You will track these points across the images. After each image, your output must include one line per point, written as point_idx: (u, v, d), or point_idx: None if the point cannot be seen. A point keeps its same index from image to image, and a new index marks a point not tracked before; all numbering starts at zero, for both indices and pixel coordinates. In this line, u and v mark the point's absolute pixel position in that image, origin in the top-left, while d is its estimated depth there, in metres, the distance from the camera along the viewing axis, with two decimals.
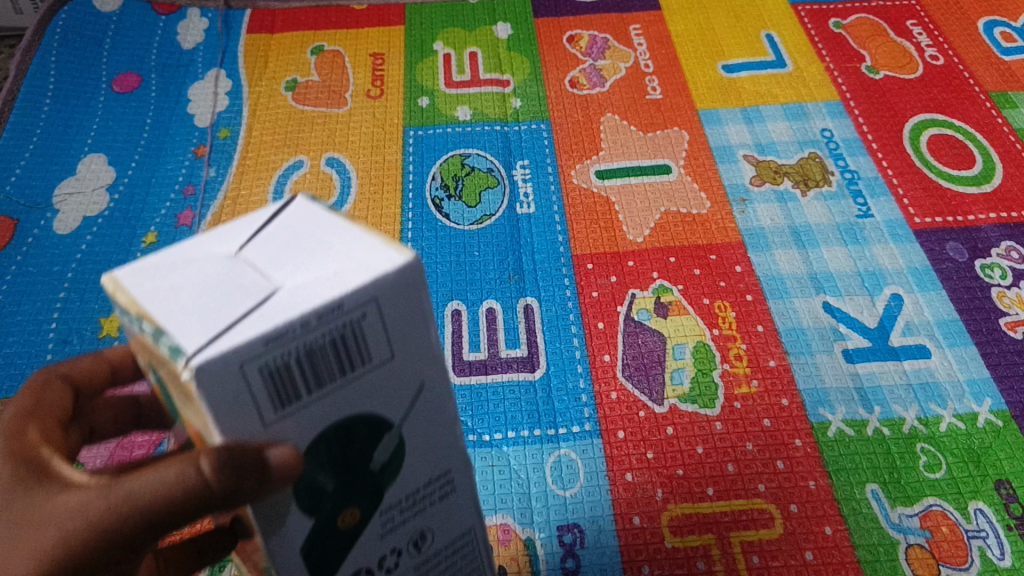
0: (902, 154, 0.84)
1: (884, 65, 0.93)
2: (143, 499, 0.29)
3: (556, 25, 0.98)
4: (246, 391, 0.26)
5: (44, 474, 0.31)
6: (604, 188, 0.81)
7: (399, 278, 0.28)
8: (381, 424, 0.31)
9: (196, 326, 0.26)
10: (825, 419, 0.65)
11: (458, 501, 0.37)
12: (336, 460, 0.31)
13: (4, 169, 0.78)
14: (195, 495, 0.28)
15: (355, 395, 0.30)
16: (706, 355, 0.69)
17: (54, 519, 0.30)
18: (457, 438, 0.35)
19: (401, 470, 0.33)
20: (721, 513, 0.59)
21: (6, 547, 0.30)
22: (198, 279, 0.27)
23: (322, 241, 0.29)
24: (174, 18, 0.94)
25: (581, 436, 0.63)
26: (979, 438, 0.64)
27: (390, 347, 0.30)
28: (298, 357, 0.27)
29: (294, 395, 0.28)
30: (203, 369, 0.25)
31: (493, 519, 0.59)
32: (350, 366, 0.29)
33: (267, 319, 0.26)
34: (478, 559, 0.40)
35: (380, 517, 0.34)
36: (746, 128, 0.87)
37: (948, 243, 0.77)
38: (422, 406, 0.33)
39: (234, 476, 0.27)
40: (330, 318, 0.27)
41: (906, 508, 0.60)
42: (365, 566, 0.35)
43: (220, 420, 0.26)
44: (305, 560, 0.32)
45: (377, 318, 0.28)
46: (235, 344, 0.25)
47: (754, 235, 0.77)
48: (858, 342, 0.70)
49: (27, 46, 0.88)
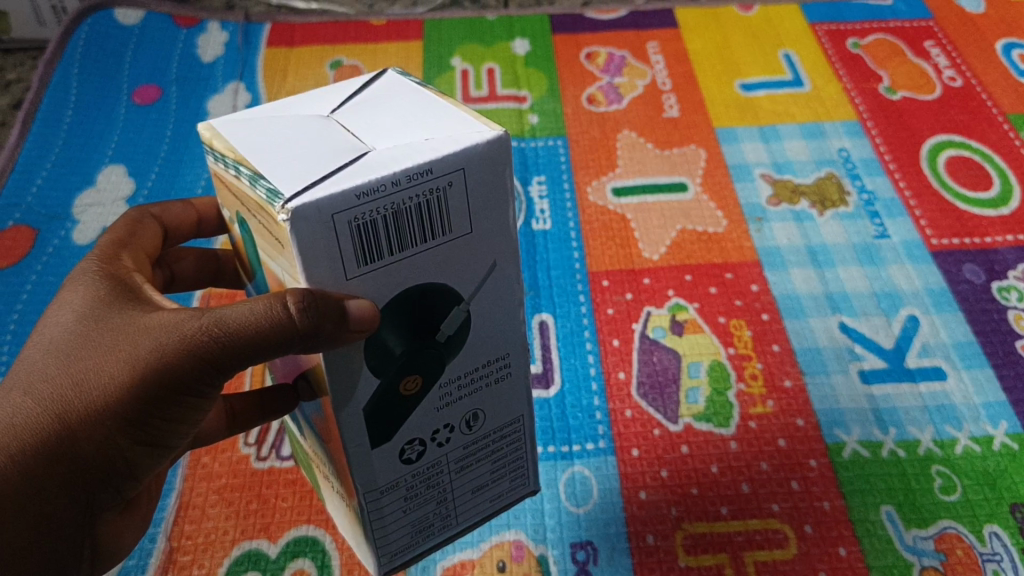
0: (920, 175, 0.84)
1: (902, 86, 0.93)
2: (234, 324, 0.35)
3: (574, 42, 0.99)
4: (336, 241, 0.31)
5: (137, 308, 0.37)
6: (621, 205, 0.81)
7: (484, 152, 0.33)
8: (454, 296, 0.36)
9: (297, 175, 0.30)
10: (840, 440, 0.65)
11: (509, 387, 0.42)
12: (408, 320, 0.35)
13: (25, 179, 0.79)
14: (278, 325, 0.33)
15: (434, 260, 0.34)
16: (722, 373, 0.69)
17: (150, 334, 0.36)
18: (518, 324, 0.40)
19: (464, 345, 0.38)
20: (735, 532, 0.59)
21: (104, 354, 0.36)
22: (299, 149, 0.32)
23: (410, 125, 0.33)
24: (196, 31, 0.95)
25: (596, 453, 0.63)
26: (995, 461, 0.63)
27: (467, 221, 0.34)
28: (385, 215, 0.31)
29: (378, 251, 0.32)
30: (301, 213, 0.29)
31: (506, 535, 0.59)
32: (432, 234, 0.33)
33: (363, 174, 0.30)
34: (520, 447, 0.46)
35: (440, 389, 0.39)
36: (763, 147, 0.87)
37: (965, 264, 0.76)
38: (491, 285, 0.37)
39: (317, 315, 0.31)
40: (419, 181, 0.31)
41: (920, 530, 0.59)
42: (421, 436, 0.40)
43: (312, 262, 0.31)
44: (370, 421, 0.37)
45: (459, 188, 0.33)
46: (332, 193, 0.29)
47: (770, 254, 0.77)
48: (874, 362, 0.70)
49: (50, 58, 0.90)
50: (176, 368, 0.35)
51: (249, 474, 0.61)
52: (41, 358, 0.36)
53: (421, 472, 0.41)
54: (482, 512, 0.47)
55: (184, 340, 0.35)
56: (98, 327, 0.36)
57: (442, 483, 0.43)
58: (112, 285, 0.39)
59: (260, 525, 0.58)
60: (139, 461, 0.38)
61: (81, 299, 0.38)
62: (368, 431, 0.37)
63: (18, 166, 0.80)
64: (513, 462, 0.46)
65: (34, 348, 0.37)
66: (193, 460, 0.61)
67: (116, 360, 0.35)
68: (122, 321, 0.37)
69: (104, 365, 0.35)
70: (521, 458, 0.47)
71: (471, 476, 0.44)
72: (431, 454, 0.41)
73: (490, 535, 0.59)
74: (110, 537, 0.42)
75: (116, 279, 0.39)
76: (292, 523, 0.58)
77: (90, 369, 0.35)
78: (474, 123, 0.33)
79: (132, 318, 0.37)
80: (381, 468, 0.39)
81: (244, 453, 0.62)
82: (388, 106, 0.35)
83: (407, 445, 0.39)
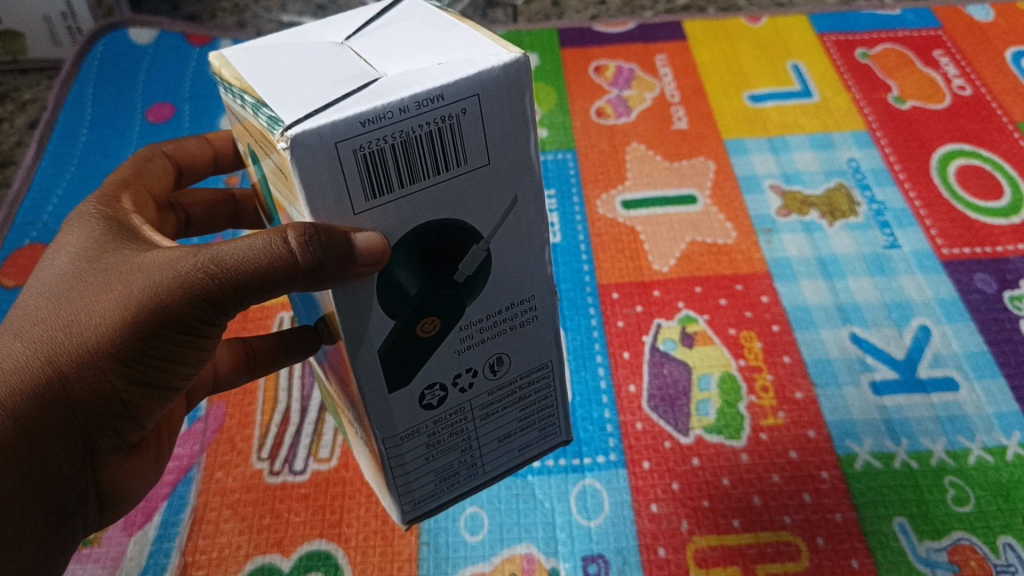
0: (930, 185, 0.84)
1: (911, 95, 0.93)
2: (230, 260, 0.35)
3: (583, 56, 0.99)
4: (342, 170, 0.30)
5: (134, 248, 0.38)
6: (630, 219, 0.81)
7: (500, 78, 0.32)
8: (471, 234, 0.35)
9: (297, 104, 0.30)
10: (852, 451, 0.65)
11: (536, 330, 0.41)
12: (420, 257, 0.35)
13: (42, 198, 0.80)
14: (279, 261, 0.34)
15: (450, 193, 0.33)
16: (732, 385, 0.69)
17: (147, 271, 0.36)
18: (542, 266, 0.39)
19: (483, 286, 0.37)
20: (746, 545, 0.59)
21: (99, 292, 0.36)
22: (307, 77, 0.32)
23: (424, 52, 0.33)
24: (208, 48, 0.96)
25: (606, 466, 0.63)
26: (1009, 471, 0.63)
27: (485, 153, 0.33)
28: (393, 144, 0.30)
29: (387, 184, 0.31)
30: (301, 140, 0.28)
31: (518, 548, 0.59)
32: (447, 165, 0.32)
33: (368, 101, 0.30)
34: (551, 394, 0.45)
35: (459, 332, 0.38)
36: (772, 158, 0.87)
37: (977, 274, 0.76)
38: (512, 222, 0.36)
39: (322, 250, 0.31)
40: (430, 108, 0.30)
41: (933, 542, 0.59)
42: (441, 380, 0.39)
43: (316, 194, 0.30)
44: (387, 360, 0.36)
45: (474, 116, 0.32)
46: (335, 119, 0.29)
47: (781, 265, 0.77)
48: (885, 373, 0.69)
49: (65, 78, 0.91)
50: (171, 304, 0.35)
51: (262, 489, 0.61)
52: (36, 299, 0.37)
53: (442, 418, 0.41)
54: (514, 461, 0.46)
55: (178, 276, 0.35)
56: (92, 266, 0.37)
57: (467, 431, 0.42)
58: (108, 225, 0.39)
59: (273, 540, 0.58)
60: (137, 402, 0.39)
61: (77, 240, 0.39)
62: (383, 374, 0.37)
63: (34, 185, 0.81)
64: (545, 410, 0.45)
65: (30, 288, 0.38)
66: (206, 475, 0.61)
67: (110, 298, 0.36)
68: (117, 260, 0.37)
69: (96, 303, 0.36)
70: (553, 406, 0.45)
71: (498, 425, 0.44)
72: (453, 400, 0.40)
73: (502, 548, 0.59)
74: (117, 483, 0.44)
75: (113, 221, 0.40)
76: (305, 537, 0.58)
77: (85, 308, 0.36)
78: (492, 46, 0.33)
79: (126, 257, 0.37)
80: (400, 414, 0.39)
81: (257, 468, 0.62)
82: (405, 35, 0.35)
83: (427, 389, 0.39)
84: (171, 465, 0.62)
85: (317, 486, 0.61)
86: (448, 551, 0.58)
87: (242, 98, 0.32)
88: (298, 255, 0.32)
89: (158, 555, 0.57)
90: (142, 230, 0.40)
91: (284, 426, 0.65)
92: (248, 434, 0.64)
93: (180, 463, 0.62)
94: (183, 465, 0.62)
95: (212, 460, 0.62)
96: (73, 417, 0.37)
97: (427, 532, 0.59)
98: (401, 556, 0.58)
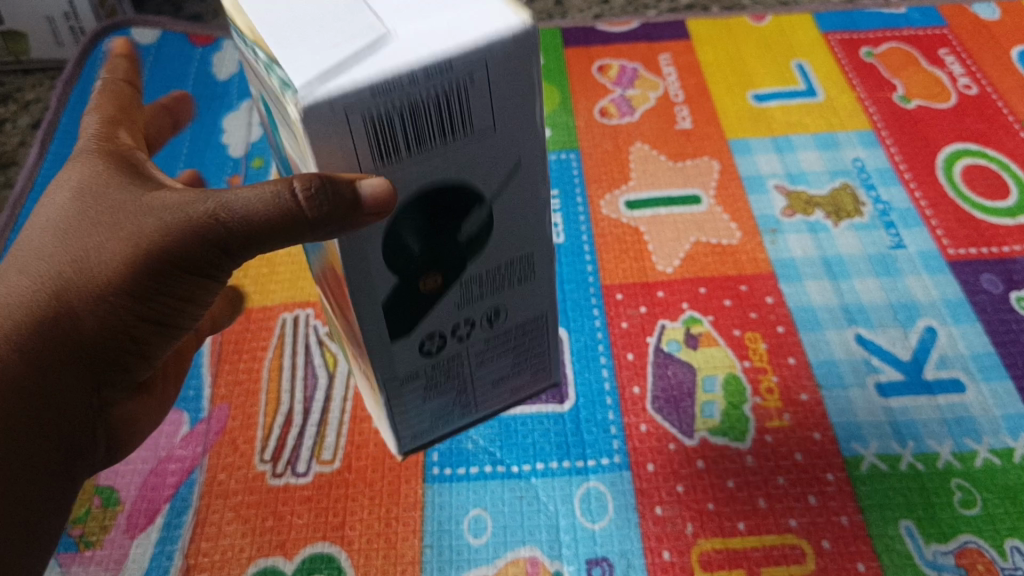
0: (936, 185, 0.84)
1: (917, 94, 0.93)
2: (232, 206, 0.35)
3: (586, 55, 0.98)
4: (351, 135, 0.31)
5: (141, 189, 0.39)
6: (634, 219, 0.81)
7: (507, 48, 0.32)
8: (474, 198, 0.38)
9: (310, 63, 0.30)
10: (858, 454, 0.64)
11: (531, 287, 0.45)
12: (428, 218, 0.37)
13: (44, 198, 0.80)
14: (284, 211, 0.34)
15: (453, 152, 0.35)
16: (737, 387, 0.68)
17: (153, 216, 0.37)
18: (542, 226, 0.41)
19: (486, 243, 0.40)
20: (751, 548, 0.59)
21: (108, 237, 0.37)
22: (317, 23, 0.31)
23: (426, 1, 0.33)
24: (211, 48, 0.96)
25: (610, 468, 0.63)
26: (1017, 473, 0.63)
27: (490, 115, 0.34)
28: (402, 109, 0.31)
29: (395, 142, 0.33)
30: (316, 111, 0.30)
31: (522, 551, 0.59)
32: (452, 127, 0.34)
33: (379, 69, 0.30)
34: (540, 336, 0.50)
35: (459, 289, 0.42)
36: (777, 158, 0.87)
37: (983, 274, 0.76)
38: (513, 185, 0.38)
39: (329, 204, 0.32)
40: (439, 76, 0.31)
41: (940, 545, 0.59)
42: (440, 331, 0.44)
43: (326, 156, 0.32)
44: (391, 313, 0.40)
45: (481, 82, 0.33)
46: (347, 89, 0.30)
47: (786, 266, 0.77)
48: (891, 375, 0.69)
49: (68, 79, 0.90)
50: (177, 248, 0.36)
51: (265, 492, 0.61)
52: (47, 239, 0.38)
53: (440, 362, 0.46)
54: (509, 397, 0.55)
55: (185, 221, 0.36)
56: (102, 208, 0.38)
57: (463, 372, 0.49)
58: (115, 165, 0.40)
59: (276, 542, 0.58)
60: (148, 336, 0.41)
61: (85, 181, 0.39)
62: (388, 324, 0.41)
63: (36, 186, 0.81)
64: (533, 349, 0.51)
65: (39, 229, 0.39)
66: (209, 476, 0.61)
67: (119, 242, 0.37)
68: (125, 203, 0.38)
69: (104, 244, 0.37)
70: (543, 346, 0.51)
71: (491, 365, 0.50)
72: (451, 347, 0.46)
73: (506, 551, 0.58)
74: (126, 418, 0.47)
75: (121, 165, 0.40)
76: (309, 541, 0.58)
77: (94, 250, 0.38)
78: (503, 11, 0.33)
79: (135, 199, 0.38)
80: (401, 359, 0.44)
81: (260, 470, 0.62)
82: None
83: (426, 339, 0.44)
84: (174, 467, 0.61)
85: (320, 489, 0.61)
86: (452, 554, 0.58)
87: (253, 51, 0.33)
88: (301, 206, 0.32)
89: (160, 557, 0.57)
90: (147, 174, 0.40)
91: (286, 427, 0.64)
92: (250, 436, 0.63)
93: (182, 465, 0.62)
94: (187, 467, 0.62)
95: (215, 462, 0.62)
96: (88, 353, 0.40)
97: (431, 534, 0.59)
98: (405, 559, 0.57)
